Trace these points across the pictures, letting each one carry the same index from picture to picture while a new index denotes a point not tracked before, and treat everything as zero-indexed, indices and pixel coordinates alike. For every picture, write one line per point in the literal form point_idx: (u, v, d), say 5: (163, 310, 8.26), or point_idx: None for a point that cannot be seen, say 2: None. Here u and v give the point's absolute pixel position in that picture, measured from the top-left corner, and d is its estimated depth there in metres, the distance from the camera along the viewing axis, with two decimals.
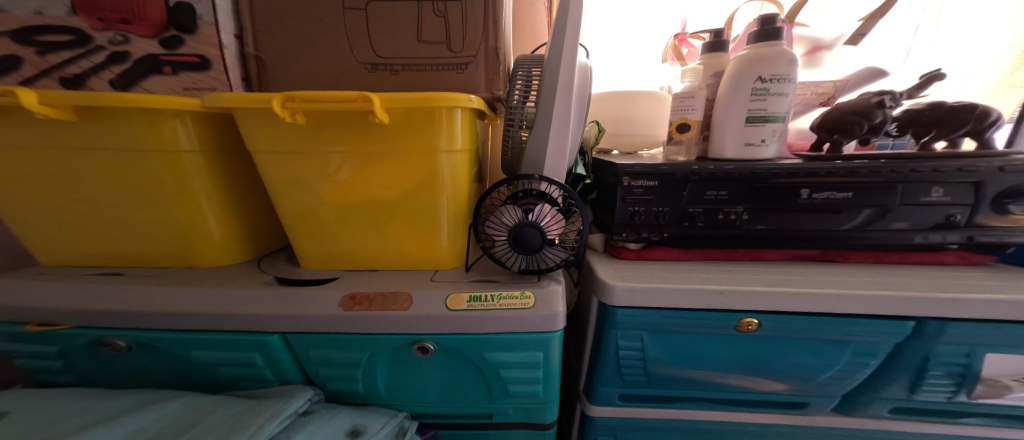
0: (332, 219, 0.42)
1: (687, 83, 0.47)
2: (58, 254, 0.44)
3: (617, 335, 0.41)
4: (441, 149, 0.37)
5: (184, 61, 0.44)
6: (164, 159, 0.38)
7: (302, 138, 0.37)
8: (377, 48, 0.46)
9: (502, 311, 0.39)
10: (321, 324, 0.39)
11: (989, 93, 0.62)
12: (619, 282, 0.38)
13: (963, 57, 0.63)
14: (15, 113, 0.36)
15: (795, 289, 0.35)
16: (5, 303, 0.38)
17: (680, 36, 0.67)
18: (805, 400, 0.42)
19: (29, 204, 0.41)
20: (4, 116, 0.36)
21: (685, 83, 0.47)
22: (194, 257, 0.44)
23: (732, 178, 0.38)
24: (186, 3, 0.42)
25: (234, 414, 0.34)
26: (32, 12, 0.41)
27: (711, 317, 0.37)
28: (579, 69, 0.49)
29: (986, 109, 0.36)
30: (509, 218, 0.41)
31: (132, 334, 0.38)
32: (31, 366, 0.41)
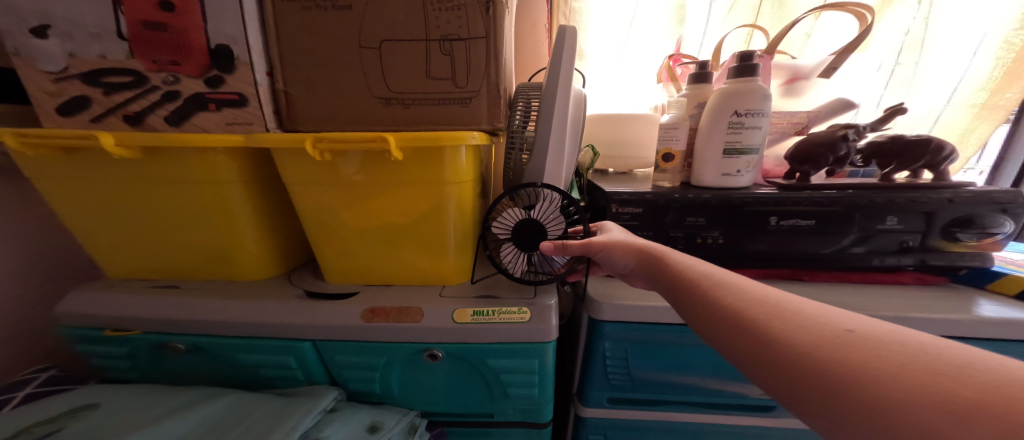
0: (353, 240, 0.48)
1: (672, 114, 0.51)
2: (119, 267, 0.51)
3: (606, 344, 0.48)
4: (448, 181, 0.43)
5: (226, 99, 0.49)
6: (211, 189, 0.45)
7: (327, 173, 0.43)
8: (391, 84, 0.51)
9: (502, 324, 0.44)
10: (346, 333, 0.45)
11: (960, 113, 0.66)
12: (606, 301, 0.46)
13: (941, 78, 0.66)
14: (89, 151, 0.42)
15: None
16: (84, 312, 0.46)
17: (675, 58, 0.72)
18: (772, 404, 0.50)
19: (98, 226, 0.47)
20: (80, 154, 0.42)
21: (670, 114, 0.51)
22: (237, 271, 0.51)
23: (709, 206, 0.43)
24: (226, 47, 0.48)
25: (275, 409, 0.40)
26: (98, 57, 0.47)
27: (685, 330, 0.46)
28: (573, 98, 0.54)
29: (941, 144, 0.39)
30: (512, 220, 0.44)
31: (190, 339, 0.45)
32: (102, 364, 0.48)
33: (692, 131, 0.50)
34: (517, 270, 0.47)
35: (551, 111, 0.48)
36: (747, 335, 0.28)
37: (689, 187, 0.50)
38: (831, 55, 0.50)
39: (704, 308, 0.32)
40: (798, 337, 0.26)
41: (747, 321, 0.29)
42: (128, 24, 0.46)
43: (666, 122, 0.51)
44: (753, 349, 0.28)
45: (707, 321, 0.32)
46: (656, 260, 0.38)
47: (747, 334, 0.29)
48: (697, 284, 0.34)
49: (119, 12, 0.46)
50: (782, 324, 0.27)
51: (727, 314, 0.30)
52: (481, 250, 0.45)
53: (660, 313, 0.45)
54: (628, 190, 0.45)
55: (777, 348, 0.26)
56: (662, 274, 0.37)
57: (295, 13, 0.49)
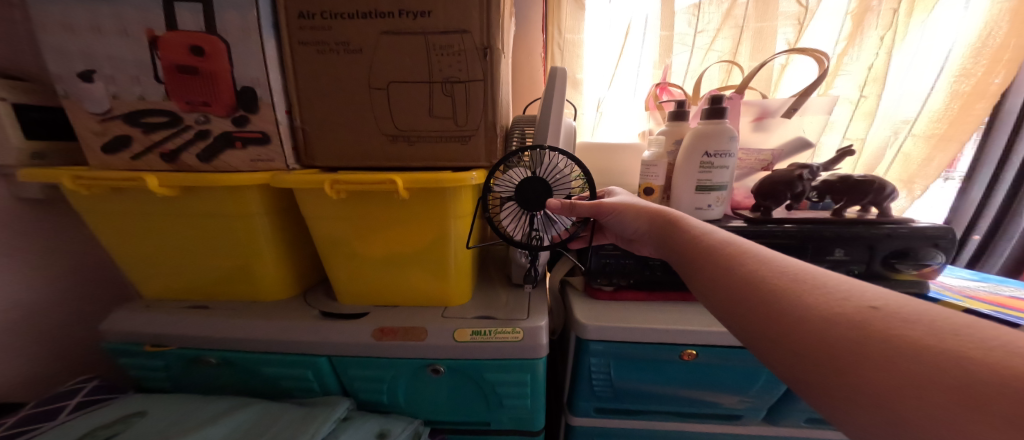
0: (365, 265, 0.53)
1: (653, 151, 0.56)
2: (157, 287, 0.57)
3: (590, 360, 0.54)
4: (449, 217, 0.48)
5: (250, 137, 0.54)
6: (239, 221, 0.51)
7: (343, 209, 0.48)
8: (398, 122, 0.56)
9: (498, 342, 0.49)
10: (358, 349, 0.50)
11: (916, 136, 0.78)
12: (590, 322, 0.52)
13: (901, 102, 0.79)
14: (134, 190, 0.48)
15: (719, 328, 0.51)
16: (130, 330, 0.53)
17: (662, 86, 0.78)
18: (739, 413, 0.56)
19: (141, 252, 0.54)
20: (126, 192, 0.48)
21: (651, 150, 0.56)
22: (259, 292, 0.57)
23: None
24: (250, 88, 0.53)
25: (297, 418, 0.45)
26: (138, 99, 0.52)
27: (662, 348, 0.52)
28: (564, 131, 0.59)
29: (883, 184, 0.45)
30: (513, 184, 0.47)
31: (219, 353, 0.52)
32: (141, 374, 0.55)
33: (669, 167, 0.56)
34: (517, 232, 0.51)
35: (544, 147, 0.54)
36: (774, 308, 0.31)
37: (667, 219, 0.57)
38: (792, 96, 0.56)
39: (733, 283, 0.35)
40: (836, 306, 0.28)
41: (778, 298, 0.31)
42: (164, 69, 0.51)
43: (646, 157, 0.56)
44: (777, 324, 0.30)
45: (737, 298, 0.34)
46: (667, 223, 0.46)
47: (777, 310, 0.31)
48: (721, 257, 0.38)
49: (156, 59, 0.51)
50: (811, 297, 0.30)
51: (757, 288, 0.33)
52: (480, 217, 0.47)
53: (637, 333, 0.51)
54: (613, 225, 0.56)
55: (804, 325, 0.28)
56: (674, 236, 0.44)
57: (311, 58, 0.55)
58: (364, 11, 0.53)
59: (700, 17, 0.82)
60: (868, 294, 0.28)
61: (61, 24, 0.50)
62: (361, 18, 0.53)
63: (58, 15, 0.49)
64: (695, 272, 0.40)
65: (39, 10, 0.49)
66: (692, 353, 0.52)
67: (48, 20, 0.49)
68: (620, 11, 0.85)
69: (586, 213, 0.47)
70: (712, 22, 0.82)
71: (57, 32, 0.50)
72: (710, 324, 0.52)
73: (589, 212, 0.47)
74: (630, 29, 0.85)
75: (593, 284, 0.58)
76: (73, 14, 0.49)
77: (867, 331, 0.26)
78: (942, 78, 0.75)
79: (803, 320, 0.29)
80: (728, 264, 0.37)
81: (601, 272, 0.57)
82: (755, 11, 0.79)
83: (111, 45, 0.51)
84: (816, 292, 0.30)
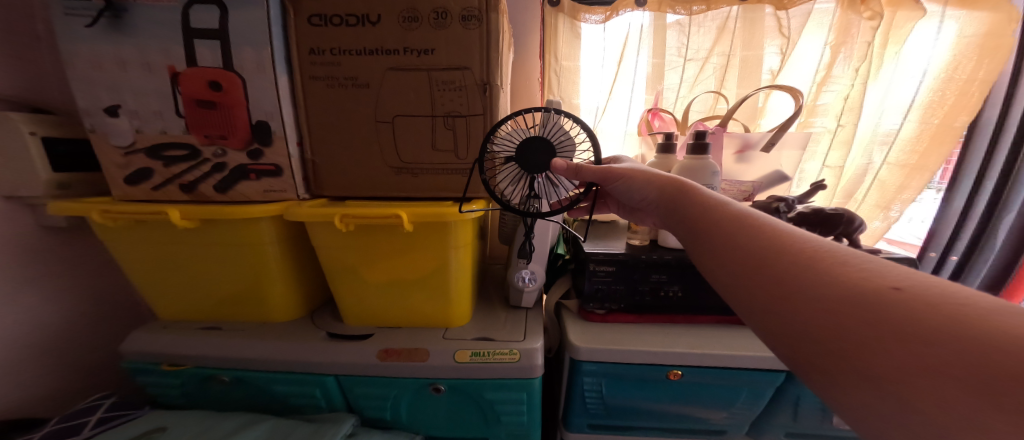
0: (371, 289, 0.57)
1: None
2: (173, 310, 0.61)
3: (583, 379, 0.57)
4: (450, 246, 0.52)
5: (264, 169, 0.57)
6: (252, 250, 0.54)
7: (351, 239, 0.52)
8: (402, 155, 0.60)
9: (496, 363, 0.52)
10: (364, 369, 0.53)
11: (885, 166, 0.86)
12: (583, 344, 0.55)
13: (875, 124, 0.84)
14: (158, 223, 0.52)
15: (703, 350, 0.54)
16: (148, 350, 0.55)
17: (653, 111, 0.82)
18: (724, 428, 0.59)
19: (160, 279, 0.57)
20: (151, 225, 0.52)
21: None
22: (270, 315, 0.60)
23: (670, 265, 0.59)
24: (264, 123, 0.55)
25: (306, 435, 0.48)
26: (160, 132, 0.56)
27: (650, 368, 0.55)
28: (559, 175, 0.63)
29: (852, 217, 0.49)
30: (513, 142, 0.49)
31: (232, 372, 0.55)
32: (156, 391, 0.58)
33: None
34: (515, 197, 0.52)
35: None
36: (788, 294, 0.31)
37: (656, 245, 0.66)
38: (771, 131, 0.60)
39: (747, 265, 0.36)
40: (855, 285, 0.28)
41: (791, 281, 0.32)
42: (185, 104, 0.55)
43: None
44: (792, 309, 0.31)
45: (750, 281, 0.35)
46: (678, 193, 0.46)
47: (792, 295, 0.31)
48: (733, 236, 0.39)
49: (178, 95, 0.54)
50: (830, 277, 0.29)
51: (771, 269, 0.34)
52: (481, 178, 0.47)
53: (627, 354, 0.54)
54: (605, 252, 0.60)
55: (817, 313, 0.29)
56: (686, 209, 0.44)
57: (321, 91, 0.58)
58: (371, 48, 0.56)
59: (687, 46, 0.86)
60: (891, 275, 0.27)
61: (90, 63, 0.53)
62: (368, 55, 0.57)
63: (88, 55, 0.53)
64: (715, 244, 0.40)
65: (70, 50, 0.53)
66: (678, 373, 0.55)
67: (78, 60, 0.53)
68: (613, 39, 0.88)
69: (592, 178, 0.48)
70: (699, 52, 0.87)
71: (86, 70, 0.53)
72: (694, 346, 0.55)
73: (596, 177, 0.48)
74: (622, 57, 0.89)
75: (586, 307, 0.62)
76: (102, 54, 0.53)
77: (891, 311, 0.25)
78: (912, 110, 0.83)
79: (821, 298, 0.29)
80: (755, 238, 0.37)
81: (593, 296, 0.60)
82: (741, 41, 0.84)
83: (136, 81, 0.54)
84: (845, 269, 0.30)
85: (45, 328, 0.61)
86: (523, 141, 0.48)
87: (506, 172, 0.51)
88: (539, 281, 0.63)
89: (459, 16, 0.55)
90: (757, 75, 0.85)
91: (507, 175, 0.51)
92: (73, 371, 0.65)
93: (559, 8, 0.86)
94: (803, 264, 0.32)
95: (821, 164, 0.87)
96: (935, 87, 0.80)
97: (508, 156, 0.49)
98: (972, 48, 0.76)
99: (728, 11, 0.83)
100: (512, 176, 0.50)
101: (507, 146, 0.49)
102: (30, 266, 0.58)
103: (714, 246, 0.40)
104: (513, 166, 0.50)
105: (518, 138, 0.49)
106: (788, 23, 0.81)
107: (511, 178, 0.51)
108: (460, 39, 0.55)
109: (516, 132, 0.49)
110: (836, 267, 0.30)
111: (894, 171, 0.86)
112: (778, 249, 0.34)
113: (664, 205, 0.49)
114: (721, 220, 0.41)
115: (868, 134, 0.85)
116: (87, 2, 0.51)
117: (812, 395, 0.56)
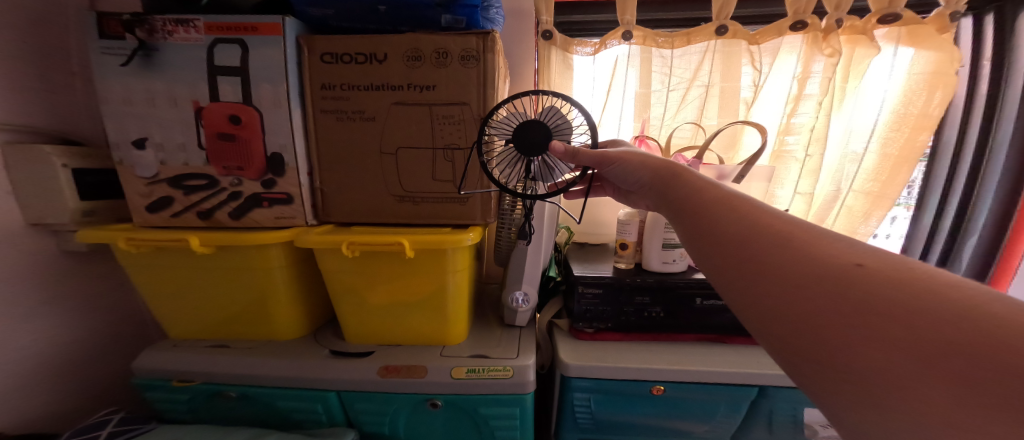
0: (373, 307, 0.60)
1: (627, 213, 0.72)
2: (183, 330, 0.64)
3: (572, 395, 0.60)
4: (448, 271, 0.57)
5: (277, 198, 0.61)
6: (262, 273, 0.58)
7: (357, 262, 0.56)
8: (405, 185, 0.65)
9: (490, 379, 0.56)
10: (365, 386, 0.56)
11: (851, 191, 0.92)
12: (572, 362, 0.59)
13: (843, 152, 0.91)
14: (178, 249, 0.57)
15: (683, 367, 0.59)
16: (159, 368, 0.59)
17: (640, 138, 0.86)
18: None
19: (173, 300, 0.61)
20: (173, 251, 0.57)
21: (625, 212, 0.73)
22: (274, 334, 0.64)
23: (651, 288, 0.64)
24: (277, 155, 0.60)
25: None
26: (181, 164, 0.60)
27: (634, 384, 0.59)
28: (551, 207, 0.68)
29: None
30: (509, 126, 0.52)
31: (239, 388, 0.58)
32: (163, 407, 0.61)
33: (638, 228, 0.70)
34: (511, 180, 0.55)
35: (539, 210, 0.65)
36: (760, 269, 0.33)
37: (640, 268, 0.71)
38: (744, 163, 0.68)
39: (726, 240, 0.37)
40: (824, 262, 0.30)
41: (766, 257, 0.33)
42: (206, 136, 0.59)
43: (622, 217, 0.72)
44: (762, 284, 0.32)
45: (727, 256, 0.36)
46: (669, 176, 0.47)
47: (764, 270, 0.33)
48: (716, 214, 0.40)
49: (201, 128, 0.59)
50: (801, 254, 0.31)
51: (747, 243, 0.35)
52: (478, 160, 0.50)
53: (613, 371, 0.58)
54: (592, 275, 0.65)
55: (783, 291, 0.31)
56: (675, 191, 0.45)
57: (331, 123, 0.63)
58: (377, 84, 0.61)
59: (670, 77, 0.94)
60: (857, 254, 0.29)
61: (121, 98, 0.58)
62: (375, 90, 0.62)
63: (120, 91, 0.58)
64: (694, 224, 0.41)
65: (104, 87, 0.58)
66: (660, 388, 0.59)
67: (112, 95, 0.58)
68: (602, 70, 0.95)
69: (588, 162, 0.49)
70: (681, 82, 0.94)
71: (118, 105, 0.58)
72: (675, 363, 0.60)
73: (592, 161, 0.49)
74: (611, 87, 0.95)
75: (576, 326, 0.66)
76: (133, 90, 0.58)
77: (854, 290, 0.27)
78: (874, 139, 0.90)
79: (792, 279, 0.30)
80: (734, 217, 0.38)
81: (582, 316, 0.65)
82: (720, 74, 0.91)
83: (161, 115, 0.59)
84: (816, 248, 0.31)
85: (59, 346, 0.64)
86: (520, 124, 0.50)
87: (504, 155, 0.54)
88: (531, 302, 0.68)
89: (459, 56, 0.60)
90: (735, 106, 0.91)
91: (505, 158, 0.54)
92: (84, 387, 0.68)
93: (552, 41, 0.91)
94: (780, 241, 0.33)
95: (793, 190, 0.92)
96: (892, 118, 0.88)
97: (505, 138, 0.52)
98: (921, 84, 0.84)
99: (706, 45, 0.90)
100: (510, 159, 0.53)
101: (504, 129, 0.52)
102: (40, 285, 0.61)
103: (695, 227, 0.41)
104: (510, 150, 0.53)
105: (515, 122, 0.52)
106: (759, 59, 0.89)
107: (508, 161, 0.54)
108: (459, 76, 0.60)
109: (514, 116, 0.51)
110: (808, 246, 0.32)
111: (858, 197, 0.93)
112: (756, 226, 0.36)
113: (656, 189, 0.49)
114: (706, 201, 0.42)
115: (835, 160, 0.92)
116: (122, 42, 0.56)
117: (783, 408, 0.60)
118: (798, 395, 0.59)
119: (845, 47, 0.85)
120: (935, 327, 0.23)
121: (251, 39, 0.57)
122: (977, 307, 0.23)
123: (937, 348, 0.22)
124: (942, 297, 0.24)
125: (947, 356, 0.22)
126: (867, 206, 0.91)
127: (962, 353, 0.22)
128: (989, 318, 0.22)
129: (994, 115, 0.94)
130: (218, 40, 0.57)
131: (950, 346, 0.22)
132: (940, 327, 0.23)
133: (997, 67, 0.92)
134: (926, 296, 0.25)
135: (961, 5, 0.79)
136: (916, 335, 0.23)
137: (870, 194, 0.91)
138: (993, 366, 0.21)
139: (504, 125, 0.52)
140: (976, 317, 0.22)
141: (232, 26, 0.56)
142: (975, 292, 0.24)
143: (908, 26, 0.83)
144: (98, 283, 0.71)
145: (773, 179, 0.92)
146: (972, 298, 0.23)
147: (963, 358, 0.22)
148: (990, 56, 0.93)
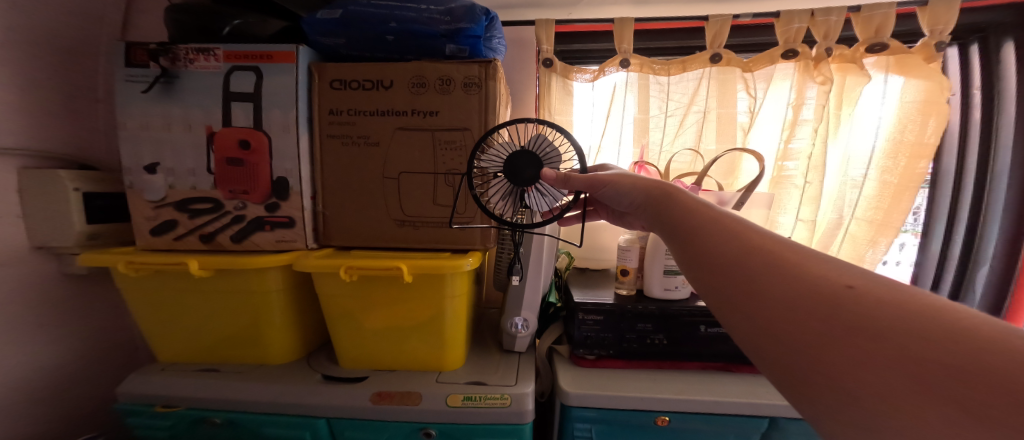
0: (370, 331, 0.60)
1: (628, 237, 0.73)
2: (175, 354, 0.64)
3: (574, 425, 0.58)
4: (447, 296, 0.57)
5: (279, 221, 0.62)
6: (260, 296, 0.59)
7: (355, 285, 0.57)
8: (406, 209, 0.65)
9: (486, 408, 0.54)
10: (354, 413, 0.55)
11: (849, 219, 0.93)
12: (573, 390, 0.57)
13: (840, 180, 0.92)
14: (176, 273, 0.57)
15: (689, 396, 0.57)
16: (145, 393, 0.58)
17: (639, 163, 0.86)
18: None
19: (168, 325, 0.61)
20: (172, 276, 0.58)
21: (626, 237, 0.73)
22: (270, 358, 0.63)
23: (654, 315, 0.63)
24: (282, 178, 0.61)
25: None
26: (189, 188, 0.62)
27: (638, 414, 0.57)
28: (549, 242, 0.68)
29: None
30: (499, 157, 0.52)
31: (226, 414, 0.56)
32: (144, 435, 0.59)
33: (638, 253, 0.71)
34: (506, 212, 0.55)
35: (534, 238, 0.65)
36: (748, 294, 0.32)
37: (642, 295, 0.70)
38: (744, 190, 0.70)
39: (713, 259, 0.37)
40: (811, 283, 0.29)
41: (749, 279, 0.33)
42: (215, 161, 0.61)
43: (623, 243, 0.72)
44: (747, 308, 0.32)
45: (715, 278, 0.36)
46: (663, 196, 0.47)
47: (751, 294, 0.32)
48: (704, 232, 0.39)
49: (211, 153, 0.61)
50: (786, 275, 0.31)
51: (734, 264, 0.34)
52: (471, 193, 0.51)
53: (614, 399, 0.56)
54: (593, 302, 0.65)
55: (771, 316, 0.30)
56: (667, 212, 0.45)
57: (336, 148, 0.65)
58: (383, 109, 0.64)
59: (668, 103, 0.96)
60: (847, 276, 0.29)
61: (139, 123, 0.60)
62: (380, 115, 0.64)
63: (139, 117, 0.60)
64: (687, 245, 0.40)
65: (123, 112, 0.60)
66: (665, 419, 0.57)
67: (130, 121, 0.60)
68: (601, 96, 0.97)
69: (581, 186, 0.49)
70: (679, 107, 0.96)
71: (135, 130, 0.60)
72: (680, 392, 0.58)
73: (584, 185, 0.49)
74: (610, 112, 0.97)
75: (576, 353, 0.65)
76: (151, 115, 0.60)
77: (847, 315, 0.26)
78: (873, 166, 0.91)
79: (783, 301, 0.30)
80: (725, 237, 0.37)
81: (583, 342, 0.64)
82: (717, 100, 0.93)
83: (175, 140, 0.61)
84: (807, 270, 0.31)
85: (49, 365, 0.64)
86: (511, 155, 0.51)
87: (497, 186, 0.54)
88: (531, 328, 0.67)
89: (462, 83, 0.62)
90: (732, 131, 0.92)
91: (498, 189, 0.54)
92: (66, 412, 0.66)
93: (552, 69, 0.95)
94: (770, 262, 0.33)
95: (795, 217, 0.92)
96: (889, 146, 0.89)
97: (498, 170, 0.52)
98: (915, 111, 0.85)
99: (702, 72, 0.93)
100: (502, 190, 0.53)
101: (494, 159, 0.52)
102: (36, 305, 0.61)
103: (688, 246, 0.40)
104: (502, 180, 0.53)
105: (506, 151, 0.52)
106: (754, 85, 0.91)
107: (501, 192, 0.53)
108: (462, 102, 0.62)
109: (505, 145, 0.52)
110: (796, 266, 0.31)
111: (862, 224, 0.92)
112: (743, 245, 0.35)
113: (651, 209, 0.49)
114: (695, 220, 0.41)
115: (834, 187, 0.92)
116: (146, 70, 0.59)
117: None
118: (808, 427, 0.57)
119: (836, 75, 0.88)
120: (927, 350, 0.23)
121: (266, 66, 0.59)
122: (964, 330, 0.23)
123: (927, 376, 0.22)
124: (933, 319, 0.24)
125: (936, 384, 0.22)
126: (869, 235, 0.91)
127: (948, 379, 0.21)
128: (969, 340, 0.22)
129: (992, 142, 0.95)
130: (235, 67, 0.60)
131: (932, 367, 0.22)
132: (929, 352, 0.22)
133: (987, 95, 0.94)
134: (920, 319, 0.24)
135: (945, 36, 0.82)
136: (908, 358, 0.23)
137: (874, 223, 0.90)
138: (979, 394, 0.20)
139: (495, 155, 0.52)
140: (963, 342, 0.22)
141: (249, 54, 0.59)
142: (963, 314, 0.24)
143: (896, 55, 0.85)
144: (94, 303, 0.72)
145: (774, 205, 0.92)
146: (961, 319, 0.23)
147: (952, 385, 0.21)
148: (979, 85, 0.95)
